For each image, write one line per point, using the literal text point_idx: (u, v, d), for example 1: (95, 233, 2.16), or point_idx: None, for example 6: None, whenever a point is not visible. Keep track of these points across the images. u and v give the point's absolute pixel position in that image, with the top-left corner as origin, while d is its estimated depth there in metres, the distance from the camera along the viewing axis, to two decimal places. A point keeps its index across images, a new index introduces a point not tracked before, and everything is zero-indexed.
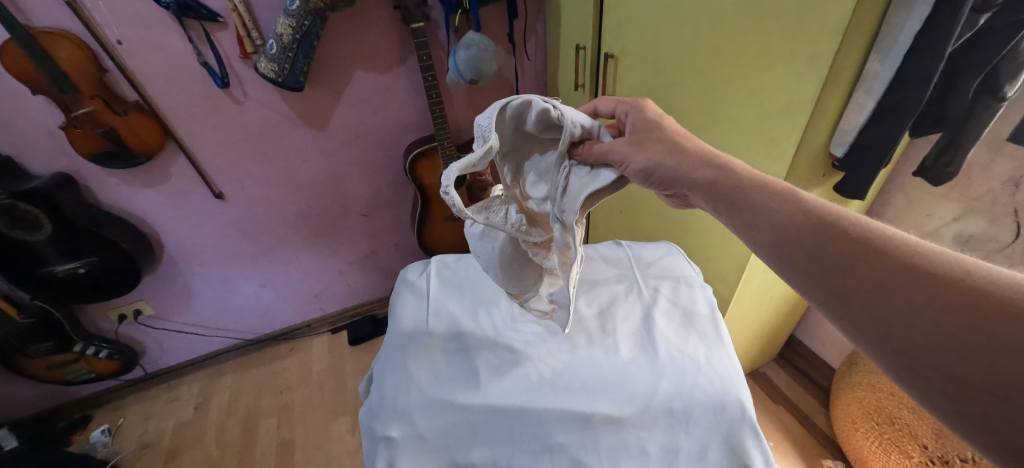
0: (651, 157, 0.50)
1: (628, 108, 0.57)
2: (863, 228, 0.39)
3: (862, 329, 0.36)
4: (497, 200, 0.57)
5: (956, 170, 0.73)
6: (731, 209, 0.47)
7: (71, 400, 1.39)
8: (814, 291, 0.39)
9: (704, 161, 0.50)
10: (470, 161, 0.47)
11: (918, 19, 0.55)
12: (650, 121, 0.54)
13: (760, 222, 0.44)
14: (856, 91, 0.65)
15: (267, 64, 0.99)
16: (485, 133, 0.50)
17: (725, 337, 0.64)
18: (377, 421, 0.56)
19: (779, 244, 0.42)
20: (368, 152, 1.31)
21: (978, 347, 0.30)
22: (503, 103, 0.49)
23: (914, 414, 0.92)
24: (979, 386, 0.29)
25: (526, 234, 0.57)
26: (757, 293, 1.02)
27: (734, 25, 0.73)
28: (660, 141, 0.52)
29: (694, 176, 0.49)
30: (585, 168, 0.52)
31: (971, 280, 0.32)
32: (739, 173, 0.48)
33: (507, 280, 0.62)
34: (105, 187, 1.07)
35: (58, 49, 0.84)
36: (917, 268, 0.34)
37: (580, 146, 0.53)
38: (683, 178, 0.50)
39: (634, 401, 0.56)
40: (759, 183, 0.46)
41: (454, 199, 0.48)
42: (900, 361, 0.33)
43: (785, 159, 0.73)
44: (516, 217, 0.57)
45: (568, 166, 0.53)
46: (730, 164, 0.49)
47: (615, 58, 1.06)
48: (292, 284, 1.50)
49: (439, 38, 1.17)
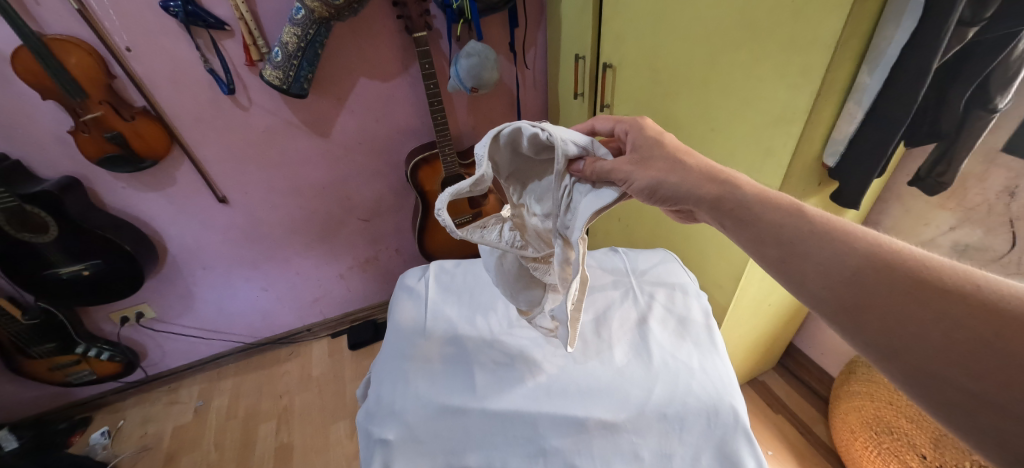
0: (654, 175, 0.51)
1: (627, 126, 0.58)
2: (867, 241, 0.39)
3: (872, 342, 0.36)
4: (493, 219, 0.60)
5: (950, 180, 0.74)
6: (732, 221, 0.47)
7: (72, 401, 1.40)
8: (820, 303, 0.40)
9: (708, 177, 0.50)
10: (462, 188, 0.49)
11: (906, 33, 0.57)
12: (653, 140, 0.55)
13: (760, 230, 0.45)
14: (847, 101, 0.67)
15: (272, 71, 1.00)
16: (480, 161, 0.52)
17: (719, 344, 0.64)
18: (373, 424, 0.57)
19: (783, 253, 0.43)
20: (369, 159, 1.33)
21: (990, 363, 0.30)
22: (495, 133, 0.51)
23: (913, 424, 0.91)
24: (993, 402, 0.30)
25: (521, 249, 0.60)
26: (755, 301, 1.03)
27: (730, 36, 0.75)
28: (662, 158, 0.53)
29: (698, 191, 0.50)
30: (586, 186, 0.53)
31: (980, 294, 0.32)
32: (742, 187, 0.48)
33: (513, 296, 0.65)
34: (111, 190, 1.09)
35: (68, 56, 0.86)
36: (926, 281, 0.35)
37: (580, 160, 0.53)
38: (687, 193, 0.50)
39: (628, 406, 0.56)
40: (762, 197, 0.47)
41: (447, 220, 0.49)
42: (910, 376, 0.34)
43: (780, 168, 0.74)
44: (509, 235, 0.60)
45: (568, 184, 0.53)
46: (730, 179, 0.49)
47: (613, 68, 1.07)
48: (293, 288, 1.51)
49: (441, 47, 1.19)
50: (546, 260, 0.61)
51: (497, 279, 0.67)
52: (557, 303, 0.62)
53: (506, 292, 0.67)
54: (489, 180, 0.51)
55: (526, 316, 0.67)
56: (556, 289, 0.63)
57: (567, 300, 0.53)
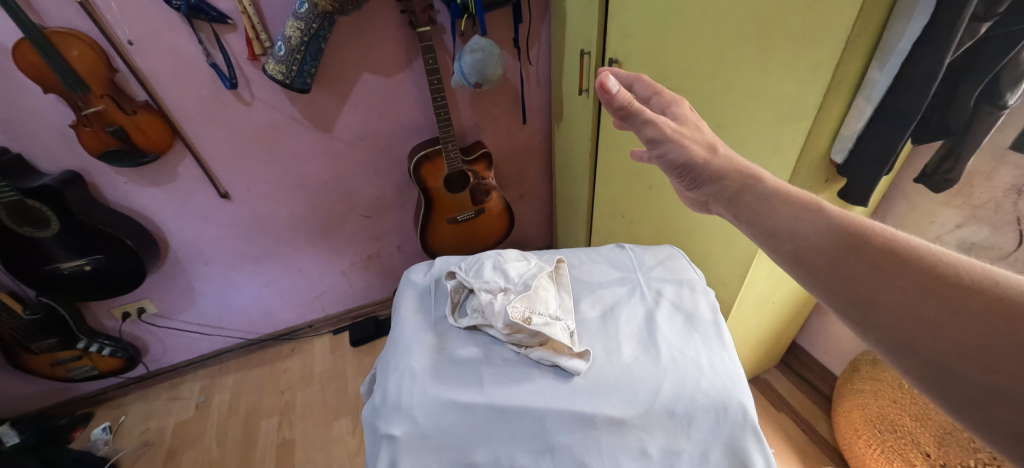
0: (689, 151, 0.52)
1: (665, 101, 0.60)
2: (884, 237, 0.38)
3: (884, 337, 0.35)
4: (473, 312, 0.68)
5: (957, 177, 0.73)
6: (750, 216, 0.48)
7: (73, 397, 1.40)
8: (834, 296, 0.39)
9: (728, 169, 0.51)
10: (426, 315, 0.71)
11: (917, 28, 0.56)
12: (689, 121, 0.56)
13: (778, 229, 0.45)
14: (856, 97, 0.66)
15: (275, 66, 1.00)
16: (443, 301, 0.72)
17: (727, 340, 0.64)
18: (380, 419, 0.57)
19: (797, 250, 0.42)
20: (372, 154, 1.32)
21: (1007, 357, 0.28)
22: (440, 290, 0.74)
23: (918, 421, 0.91)
24: (1009, 396, 0.28)
25: (501, 296, 0.64)
26: (760, 298, 1.02)
27: (739, 30, 0.74)
28: (697, 141, 0.53)
29: (722, 181, 0.51)
30: (519, 259, 0.73)
31: (997, 288, 0.31)
32: (762, 183, 0.48)
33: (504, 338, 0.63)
34: (113, 185, 1.08)
35: (70, 48, 0.85)
36: (940, 277, 0.33)
37: (615, 84, 0.52)
38: (711, 182, 0.52)
39: (637, 402, 0.56)
40: (781, 193, 0.47)
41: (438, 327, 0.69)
42: (921, 370, 0.33)
43: (787, 165, 0.74)
44: (486, 299, 0.65)
45: (504, 261, 0.71)
46: (748, 175, 0.49)
47: (619, 63, 1.06)
48: (294, 285, 1.51)
49: (445, 42, 1.18)
50: (528, 308, 0.63)
51: (487, 332, 0.66)
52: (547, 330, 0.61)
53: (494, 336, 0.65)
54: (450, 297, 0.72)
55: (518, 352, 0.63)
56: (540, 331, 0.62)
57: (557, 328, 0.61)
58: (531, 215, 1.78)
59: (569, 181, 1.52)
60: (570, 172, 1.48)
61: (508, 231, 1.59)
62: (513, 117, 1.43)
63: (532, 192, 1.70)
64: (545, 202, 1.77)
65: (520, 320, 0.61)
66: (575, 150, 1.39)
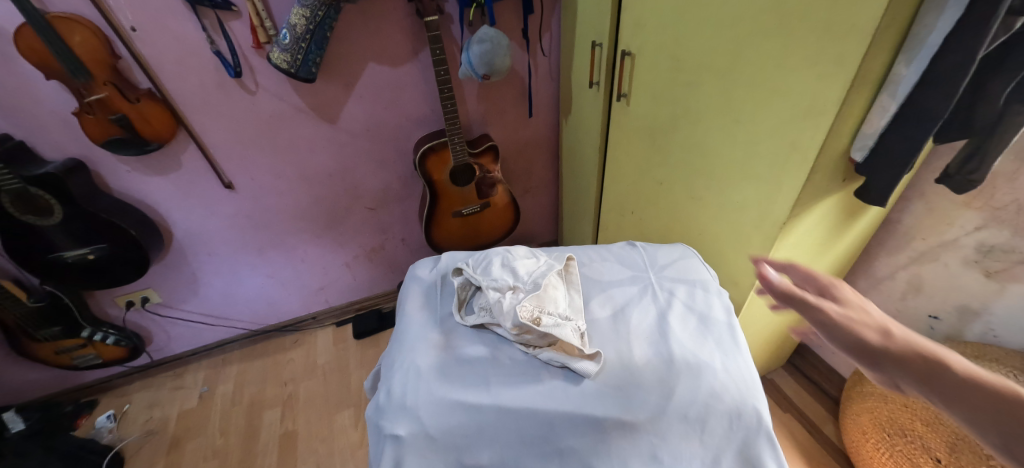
0: (859, 333, 0.46)
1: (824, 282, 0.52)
2: None
3: None
4: (480, 311, 0.66)
5: (981, 178, 0.71)
6: (948, 406, 0.39)
7: (78, 384, 1.41)
8: None
9: (913, 354, 0.42)
10: (431, 313, 0.70)
11: (949, 22, 0.53)
12: (849, 299, 0.50)
13: (974, 410, 0.37)
14: (880, 94, 0.64)
15: (280, 54, 0.97)
16: (448, 300, 0.71)
17: (742, 344, 0.62)
18: (385, 419, 0.56)
19: (1007, 440, 0.35)
20: (378, 146, 1.31)
21: None
22: (445, 288, 0.73)
23: (929, 427, 0.89)
24: None
25: (509, 294, 0.63)
26: (770, 298, 1.00)
27: (759, 22, 0.71)
28: (866, 323, 0.46)
29: (905, 364, 0.42)
30: (527, 255, 0.71)
31: None
32: (960, 373, 0.40)
33: (514, 339, 0.62)
34: (117, 174, 1.07)
35: (72, 34, 0.83)
36: None
37: (775, 274, 0.53)
38: (891, 365, 0.43)
39: (649, 406, 0.54)
40: (987, 385, 0.38)
41: (443, 326, 0.67)
42: None
43: (806, 163, 0.72)
44: (495, 297, 0.63)
45: (511, 258, 0.70)
46: (941, 364, 0.41)
47: (631, 56, 1.03)
48: (298, 276, 1.50)
49: (452, 32, 1.16)
50: (536, 307, 0.61)
51: (495, 332, 0.65)
52: (555, 331, 0.59)
53: (503, 336, 0.64)
54: (456, 295, 0.71)
55: (527, 353, 0.62)
56: (549, 333, 0.60)
57: (566, 328, 0.60)
58: (536, 210, 1.76)
59: (576, 176, 1.49)
60: (577, 166, 1.46)
61: (513, 226, 1.58)
62: (521, 110, 1.41)
63: (539, 186, 1.68)
64: (550, 196, 1.74)
65: (529, 321, 0.59)
66: (583, 144, 1.37)
